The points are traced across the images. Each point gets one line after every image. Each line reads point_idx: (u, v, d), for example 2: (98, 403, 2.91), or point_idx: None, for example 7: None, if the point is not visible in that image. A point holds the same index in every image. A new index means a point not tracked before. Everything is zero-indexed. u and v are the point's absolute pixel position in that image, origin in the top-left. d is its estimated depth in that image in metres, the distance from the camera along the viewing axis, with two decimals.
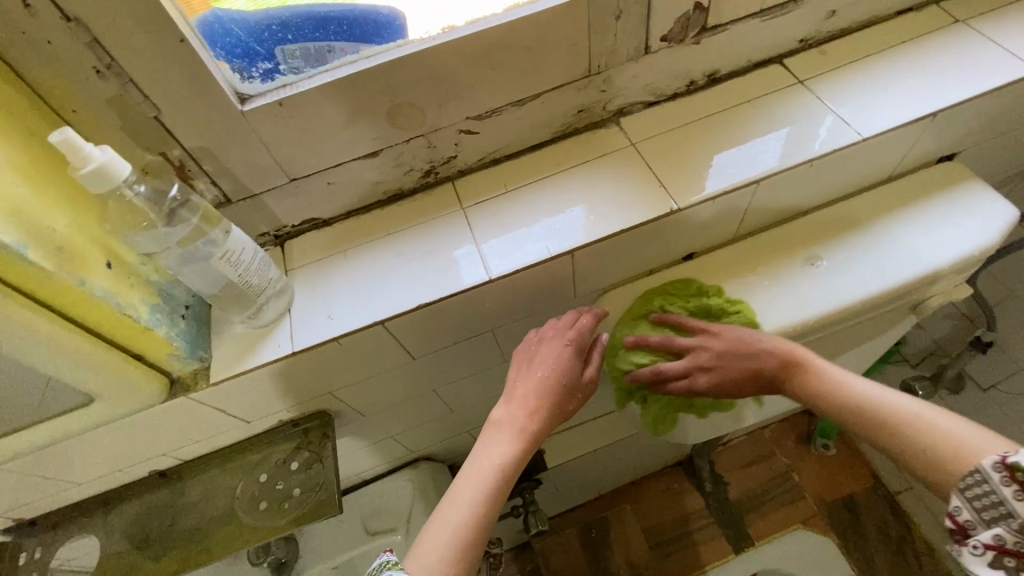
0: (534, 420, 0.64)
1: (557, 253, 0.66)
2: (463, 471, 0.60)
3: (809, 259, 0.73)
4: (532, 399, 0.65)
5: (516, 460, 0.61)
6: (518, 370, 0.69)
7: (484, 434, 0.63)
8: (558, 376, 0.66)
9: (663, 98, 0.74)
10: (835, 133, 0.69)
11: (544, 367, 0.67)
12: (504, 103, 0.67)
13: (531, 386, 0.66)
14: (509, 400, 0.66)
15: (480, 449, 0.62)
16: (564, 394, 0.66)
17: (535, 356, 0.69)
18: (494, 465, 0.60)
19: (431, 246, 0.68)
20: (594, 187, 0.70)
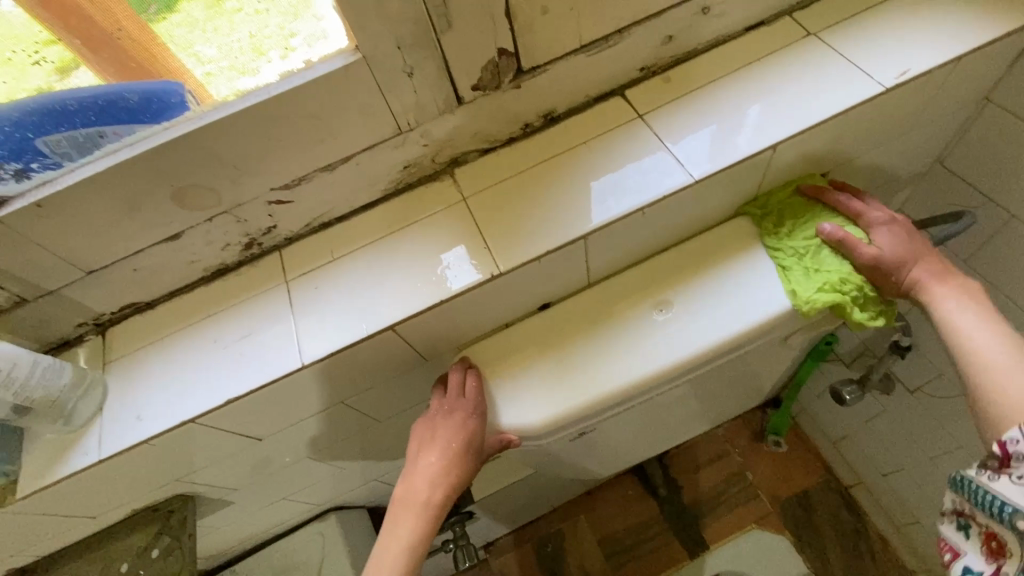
0: (439, 495, 0.61)
1: (375, 331, 0.61)
2: (371, 557, 0.60)
3: (657, 305, 0.68)
4: (433, 474, 0.62)
5: (422, 536, 0.60)
6: (418, 438, 0.65)
7: (388, 513, 0.62)
8: (461, 446, 0.62)
9: (499, 144, 0.69)
10: (673, 172, 0.63)
11: (443, 438, 0.63)
12: (309, 171, 0.62)
13: (431, 459, 0.62)
14: (411, 472, 0.63)
15: (387, 532, 0.61)
16: (467, 463, 0.63)
17: (431, 421, 0.65)
18: (397, 554, 0.59)
19: (248, 329, 0.64)
20: (420, 250, 0.65)
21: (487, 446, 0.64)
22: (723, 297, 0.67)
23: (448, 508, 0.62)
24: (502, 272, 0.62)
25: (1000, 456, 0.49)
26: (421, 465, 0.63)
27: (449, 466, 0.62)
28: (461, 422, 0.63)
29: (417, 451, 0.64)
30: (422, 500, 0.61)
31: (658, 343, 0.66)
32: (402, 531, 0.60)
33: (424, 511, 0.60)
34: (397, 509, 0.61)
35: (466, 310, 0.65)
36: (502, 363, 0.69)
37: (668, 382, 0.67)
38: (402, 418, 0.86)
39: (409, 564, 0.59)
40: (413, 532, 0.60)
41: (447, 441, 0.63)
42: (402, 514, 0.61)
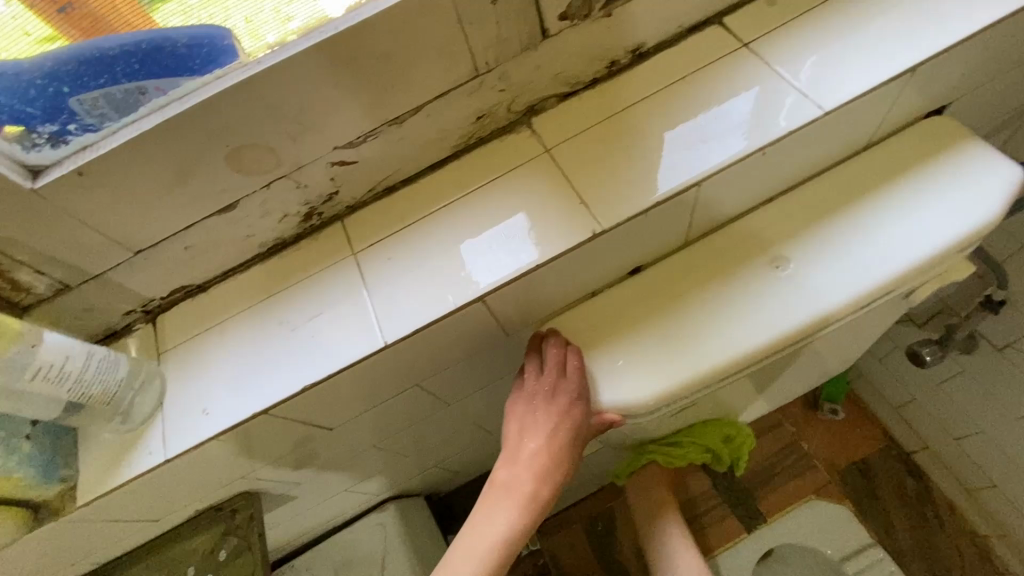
0: (543, 487, 0.56)
1: (462, 303, 0.54)
2: (459, 544, 0.55)
3: (774, 262, 0.61)
4: (539, 463, 0.56)
5: (520, 530, 0.55)
6: (517, 420, 0.59)
7: (483, 500, 0.56)
8: (568, 435, 0.57)
9: (582, 86, 0.61)
10: (793, 106, 0.56)
11: (547, 423, 0.57)
12: (377, 124, 0.54)
13: (535, 447, 0.57)
14: (511, 460, 0.57)
15: (481, 520, 0.55)
16: (573, 453, 0.57)
17: (530, 403, 0.59)
18: (493, 547, 0.54)
19: (316, 308, 0.57)
20: (504, 211, 0.58)
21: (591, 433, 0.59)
22: (847, 250, 0.60)
23: (551, 501, 0.57)
24: (606, 230, 0.54)
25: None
26: (524, 452, 0.57)
27: (555, 456, 0.56)
28: (567, 408, 0.57)
29: (517, 435, 0.58)
30: (525, 492, 0.55)
31: (777, 305, 0.59)
32: (500, 521, 0.55)
33: (527, 502, 0.55)
34: (494, 495, 0.56)
35: (558, 276, 0.58)
36: (596, 333, 0.62)
37: (791, 345, 0.60)
38: (471, 400, 0.79)
39: (503, 557, 0.54)
40: (511, 524, 0.54)
41: (553, 428, 0.57)
42: (501, 503, 0.55)
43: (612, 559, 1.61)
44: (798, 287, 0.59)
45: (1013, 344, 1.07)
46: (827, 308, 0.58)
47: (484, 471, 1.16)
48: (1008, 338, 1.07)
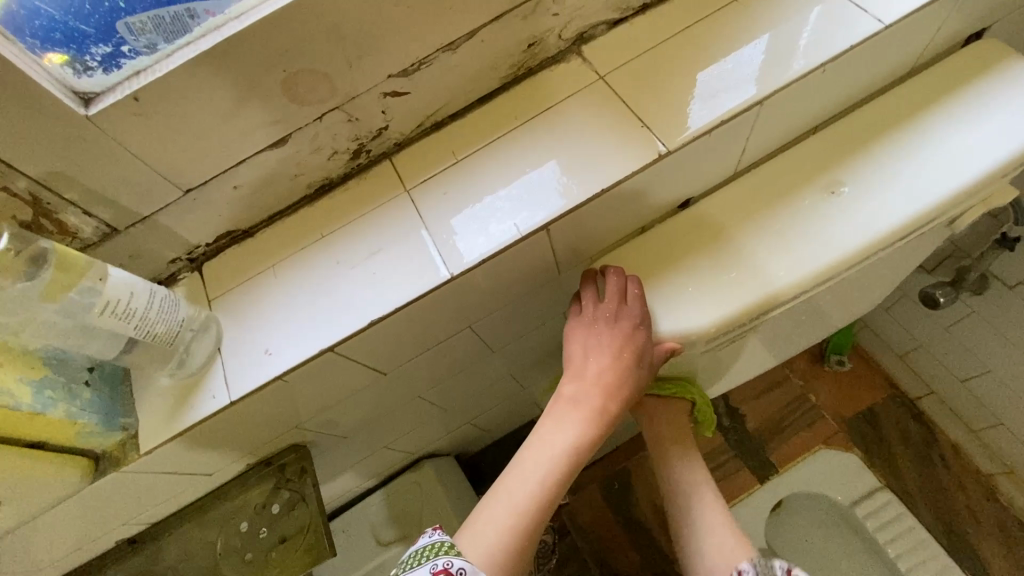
0: (608, 405, 0.56)
1: (527, 232, 0.53)
2: (524, 454, 0.56)
3: (830, 186, 0.61)
4: (605, 382, 0.57)
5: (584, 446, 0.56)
6: (580, 344, 0.60)
7: (549, 414, 0.57)
8: (631, 357, 0.57)
9: (631, 12, 0.60)
10: (848, 23, 0.57)
11: (612, 345, 0.58)
12: (432, 50, 0.53)
13: (601, 366, 0.57)
14: (575, 379, 0.58)
15: (547, 432, 0.56)
16: (636, 376, 0.57)
17: (593, 328, 0.59)
18: (559, 455, 0.54)
19: (372, 246, 0.56)
20: (559, 141, 0.57)
21: (654, 359, 0.58)
22: (902, 170, 0.60)
23: (614, 421, 0.57)
24: (670, 151, 0.54)
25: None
26: (587, 371, 0.57)
27: (618, 375, 0.57)
28: (631, 332, 0.57)
29: (582, 358, 0.59)
30: (590, 408, 0.56)
31: (836, 227, 0.59)
32: (565, 433, 0.55)
33: (593, 416, 0.56)
34: (560, 411, 0.57)
35: (616, 206, 0.58)
36: (652, 266, 0.62)
37: (851, 267, 0.60)
38: (513, 347, 0.80)
39: (567, 468, 0.55)
40: (577, 436, 0.55)
41: (617, 350, 0.57)
42: (565, 417, 0.56)
43: (630, 516, 1.64)
44: (857, 207, 0.59)
45: None
46: (889, 227, 0.58)
47: (511, 429, 1.17)
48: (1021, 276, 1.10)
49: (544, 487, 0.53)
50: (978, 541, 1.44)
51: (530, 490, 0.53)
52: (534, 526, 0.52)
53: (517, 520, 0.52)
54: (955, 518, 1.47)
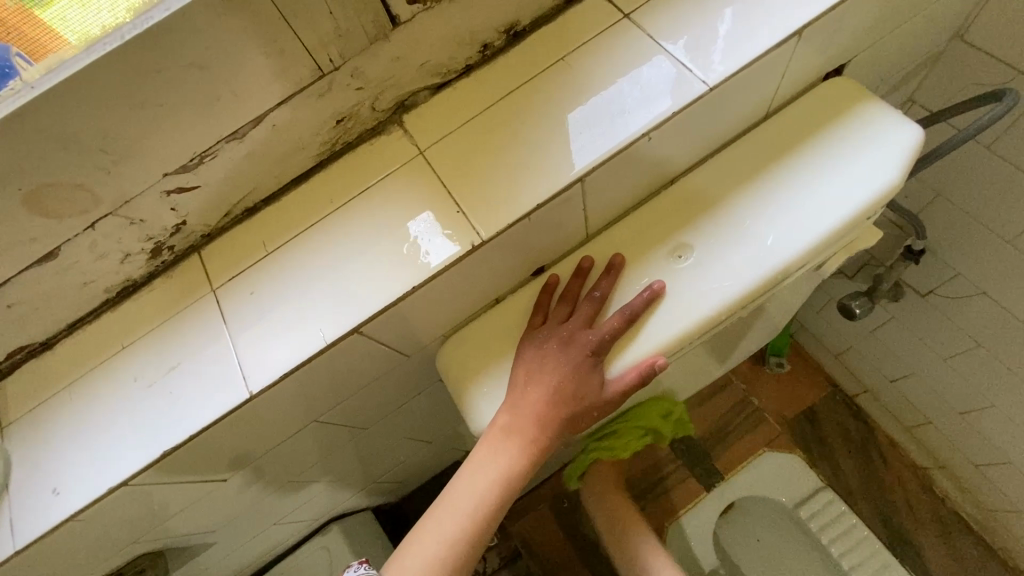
0: (546, 438, 0.51)
1: (334, 339, 0.49)
2: (455, 483, 0.52)
3: (675, 251, 0.56)
4: (534, 415, 0.50)
5: (520, 475, 0.51)
6: (525, 360, 0.53)
7: (481, 444, 0.52)
8: (574, 383, 0.51)
9: (455, 75, 0.54)
10: (676, 82, 0.52)
11: (554, 373, 0.51)
12: (212, 143, 0.47)
13: (534, 399, 0.51)
14: (512, 404, 0.51)
15: (478, 463, 0.52)
16: (579, 403, 0.51)
17: (541, 349, 0.53)
18: (491, 486, 0.51)
19: (172, 359, 0.51)
20: (374, 230, 0.52)
21: (618, 377, 0.52)
22: (748, 231, 0.55)
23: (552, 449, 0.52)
24: (486, 240, 0.50)
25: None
26: (526, 394, 0.51)
27: (556, 403, 0.51)
28: (589, 356, 0.51)
29: (514, 386, 0.52)
30: (525, 439, 0.51)
31: (682, 295, 0.54)
32: (494, 467, 0.51)
33: (530, 446, 0.50)
34: (489, 441, 0.51)
35: (447, 291, 0.53)
36: (498, 346, 0.58)
37: (701, 338, 0.55)
38: (393, 417, 0.75)
39: (501, 497, 0.52)
40: (506, 470, 0.51)
41: (561, 379, 0.51)
42: (497, 448, 0.51)
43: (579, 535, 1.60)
44: (703, 276, 0.54)
45: (936, 291, 1.05)
46: (733, 296, 0.53)
47: (434, 474, 1.13)
48: (930, 285, 1.05)
49: (475, 520, 0.51)
50: (918, 537, 1.43)
51: (461, 521, 0.51)
52: (463, 559, 0.50)
53: (446, 553, 0.50)
54: (895, 514, 1.46)
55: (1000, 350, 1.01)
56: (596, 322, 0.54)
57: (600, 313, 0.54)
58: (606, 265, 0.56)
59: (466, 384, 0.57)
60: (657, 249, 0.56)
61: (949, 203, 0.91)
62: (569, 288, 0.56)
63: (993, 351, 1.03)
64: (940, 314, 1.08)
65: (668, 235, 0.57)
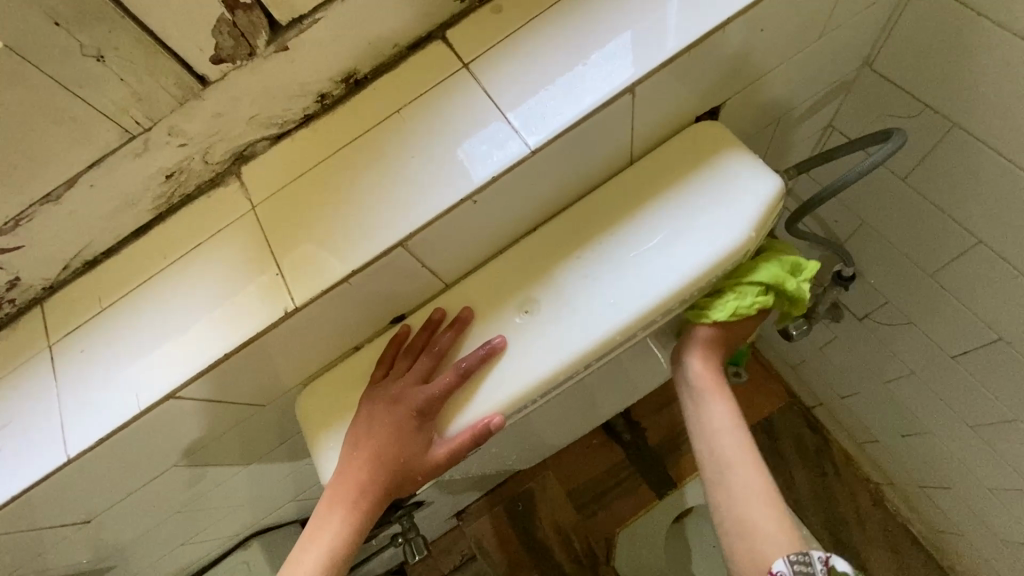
0: (374, 502, 0.51)
1: (149, 404, 0.50)
2: (292, 555, 0.52)
3: (522, 306, 0.54)
4: (361, 480, 0.51)
5: (352, 542, 0.52)
6: (355, 423, 0.52)
7: (312, 511, 0.52)
8: (399, 446, 0.51)
9: (293, 125, 0.53)
10: (509, 139, 0.50)
11: (382, 435, 0.51)
12: (24, 207, 0.47)
13: (360, 464, 0.51)
14: (340, 470, 0.51)
15: (312, 531, 0.52)
16: (406, 466, 0.51)
17: (373, 409, 0.52)
18: (321, 558, 0.51)
19: (6, 416, 0.51)
20: (200, 289, 0.51)
21: (453, 435, 0.52)
22: (593, 288, 0.53)
23: (383, 511, 0.52)
24: (305, 303, 0.49)
25: None
26: (352, 461, 0.51)
27: (381, 468, 0.51)
28: (417, 415, 0.51)
29: (344, 449, 0.52)
30: (350, 508, 0.51)
31: (521, 354, 0.53)
32: (325, 536, 0.51)
33: (355, 513, 0.51)
34: (320, 509, 0.51)
35: (281, 347, 0.53)
36: (351, 397, 0.57)
37: (545, 396, 0.54)
38: (284, 448, 0.75)
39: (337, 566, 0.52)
40: (337, 540, 0.51)
41: (388, 441, 0.51)
42: (325, 517, 0.51)
43: (532, 538, 1.54)
44: (543, 335, 0.53)
45: (871, 316, 1.01)
46: (571, 356, 0.52)
47: None
48: (866, 309, 1.01)
49: None
50: (866, 554, 1.40)
51: None
52: None
53: None
54: (844, 528, 1.43)
55: (932, 377, 0.98)
56: (431, 378, 0.53)
57: (437, 368, 0.54)
58: (454, 318, 0.55)
59: (316, 435, 0.57)
60: (504, 304, 0.55)
61: (875, 231, 0.87)
62: (413, 343, 0.55)
63: (925, 380, 1.00)
64: (875, 337, 1.04)
65: (518, 289, 0.55)
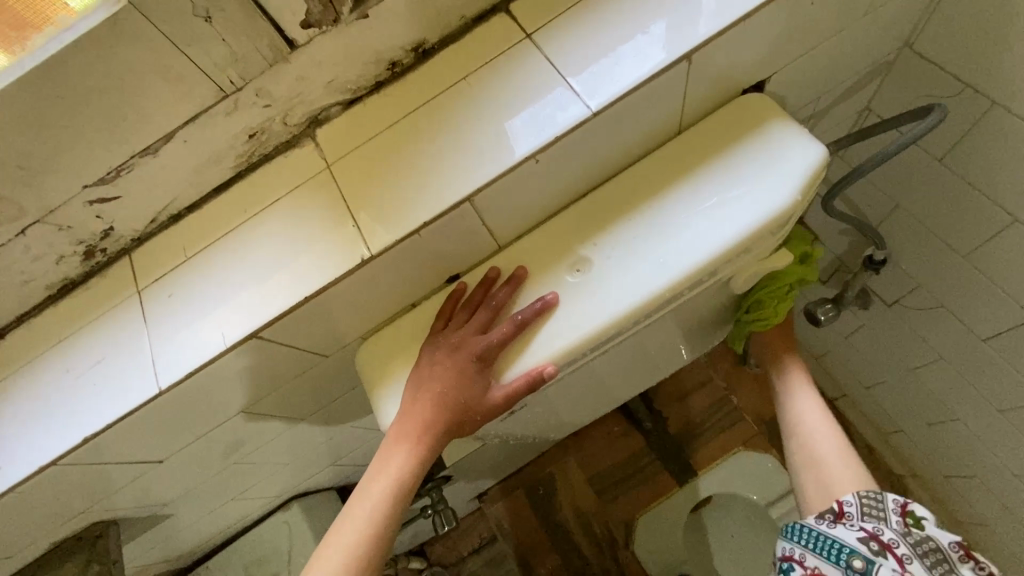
0: (435, 442, 0.55)
1: (232, 344, 0.54)
2: (357, 491, 0.56)
3: (573, 265, 0.58)
4: (424, 421, 0.54)
5: (414, 479, 0.55)
6: (418, 368, 0.56)
7: (377, 450, 0.56)
8: (460, 389, 0.54)
9: (365, 91, 0.57)
10: (569, 105, 0.53)
11: (444, 379, 0.54)
12: (126, 158, 0.51)
13: (423, 406, 0.54)
14: (404, 411, 0.55)
15: (377, 467, 0.55)
16: (466, 408, 0.54)
17: (434, 356, 0.56)
18: (387, 492, 0.55)
19: (98, 355, 0.56)
20: (278, 241, 0.56)
21: (508, 382, 0.55)
22: (644, 247, 0.56)
23: (443, 452, 0.56)
24: (376, 255, 0.53)
25: (837, 509, 0.62)
26: (416, 403, 0.54)
27: (443, 410, 0.54)
28: (476, 362, 0.55)
29: (407, 392, 0.55)
30: (414, 446, 0.54)
31: (573, 309, 0.56)
32: (390, 473, 0.55)
33: (418, 452, 0.54)
34: (385, 447, 0.55)
35: (349, 298, 0.57)
36: (410, 349, 0.61)
37: (594, 350, 0.57)
38: (333, 406, 0.79)
39: (399, 501, 0.55)
40: (401, 476, 0.55)
41: (448, 386, 0.54)
42: (390, 454, 0.55)
43: (553, 520, 1.56)
44: (594, 291, 0.56)
45: (901, 301, 1.03)
46: (622, 311, 0.55)
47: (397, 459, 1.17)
48: (896, 295, 1.03)
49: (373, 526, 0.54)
50: None
51: (361, 532, 0.54)
52: (366, 564, 0.54)
53: (346, 561, 0.53)
54: None
55: (961, 361, 0.99)
56: (489, 329, 0.57)
57: (494, 320, 0.57)
58: (509, 275, 0.58)
59: (376, 384, 0.61)
60: (556, 263, 0.58)
61: (909, 212, 0.88)
62: (471, 297, 0.58)
63: (953, 365, 1.01)
64: (904, 322, 1.05)
65: (569, 249, 0.59)
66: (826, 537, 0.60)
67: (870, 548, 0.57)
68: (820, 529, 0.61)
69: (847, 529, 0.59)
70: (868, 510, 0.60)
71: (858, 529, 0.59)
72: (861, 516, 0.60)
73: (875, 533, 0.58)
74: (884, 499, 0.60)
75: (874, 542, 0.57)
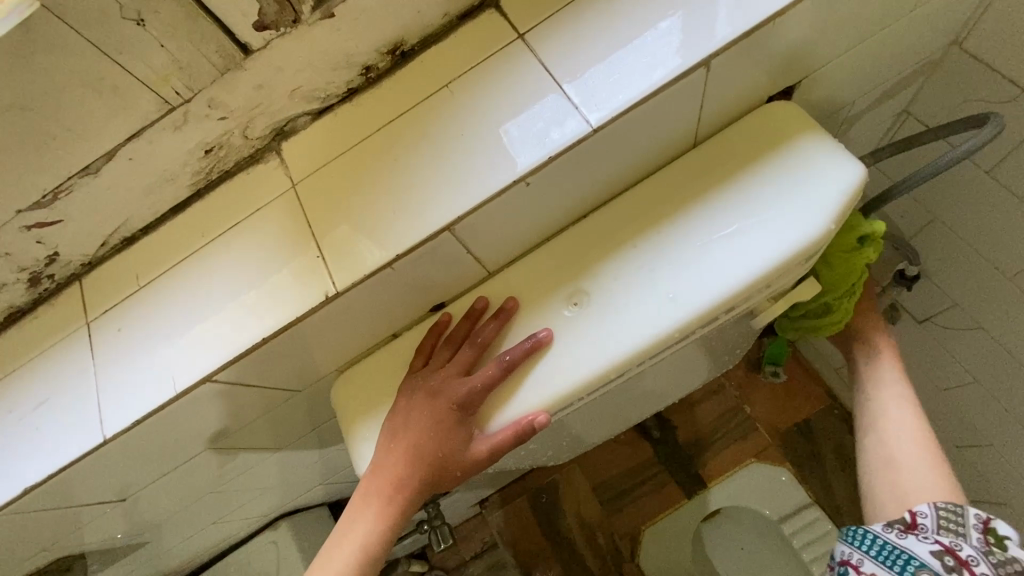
0: (411, 496, 0.50)
1: (185, 387, 0.48)
2: (327, 544, 0.52)
3: (570, 298, 0.51)
4: (398, 473, 0.49)
5: (388, 535, 0.51)
6: (394, 413, 0.51)
7: (349, 501, 0.51)
8: (439, 440, 0.49)
9: (336, 100, 0.50)
10: (566, 117, 0.46)
11: (421, 428, 0.49)
12: (63, 179, 0.45)
13: (397, 456, 0.49)
14: (378, 461, 0.50)
15: (348, 520, 0.51)
16: (445, 461, 0.49)
17: (412, 400, 0.51)
18: (358, 549, 0.50)
19: (44, 393, 0.51)
20: (237, 270, 0.49)
21: (493, 432, 0.50)
22: (649, 280, 0.49)
23: (420, 505, 0.51)
24: (344, 289, 0.47)
25: (909, 518, 0.52)
26: (390, 452, 0.50)
27: (419, 462, 0.49)
28: (457, 409, 0.49)
29: (381, 439, 0.50)
30: (388, 501, 0.50)
31: (568, 349, 0.49)
32: (362, 528, 0.50)
33: (391, 507, 0.50)
34: (357, 499, 0.51)
35: (317, 333, 0.51)
36: (388, 387, 0.55)
37: (592, 394, 0.51)
38: (315, 434, 0.73)
39: (373, 558, 0.51)
40: (373, 532, 0.50)
41: (426, 434, 0.49)
42: (362, 507, 0.50)
43: (556, 531, 1.47)
44: (593, 329, 0.49)
45: (933, 318, 0.94)
46: (622, 354, 0.48)
47: None
48: (928, 312, 0.94)
49: None
50: None
51: None
52: None
53: None
54: None
55: (1001, 385, 0.90)
56: (473, 370, 0.51)
57: (479, 360, 0.51)
58: (498, 308, 0.52)
59: (352, 424, 0.55)
60: (551, 294, 0.52)
61: (950, 225, 0.80)
62: (455, 332, 0.52)
63: (990, 389, 0.93)
64: (935, 341, 0.97)
65: (566, 279, 0.52)
66: (893, 548, 0.51)
67: (945, 565, 0.48)
68: (888, 538, 0.51)
69: (918, 539, 0.50)
70: (946, 522, 0.50)
71: (934, 542, 0.50)
72: (937, 529, 0.50)
73: (953, 546, 0.49)
74: (966, 514, 0.50)
75: (949, 558, 0.48)
